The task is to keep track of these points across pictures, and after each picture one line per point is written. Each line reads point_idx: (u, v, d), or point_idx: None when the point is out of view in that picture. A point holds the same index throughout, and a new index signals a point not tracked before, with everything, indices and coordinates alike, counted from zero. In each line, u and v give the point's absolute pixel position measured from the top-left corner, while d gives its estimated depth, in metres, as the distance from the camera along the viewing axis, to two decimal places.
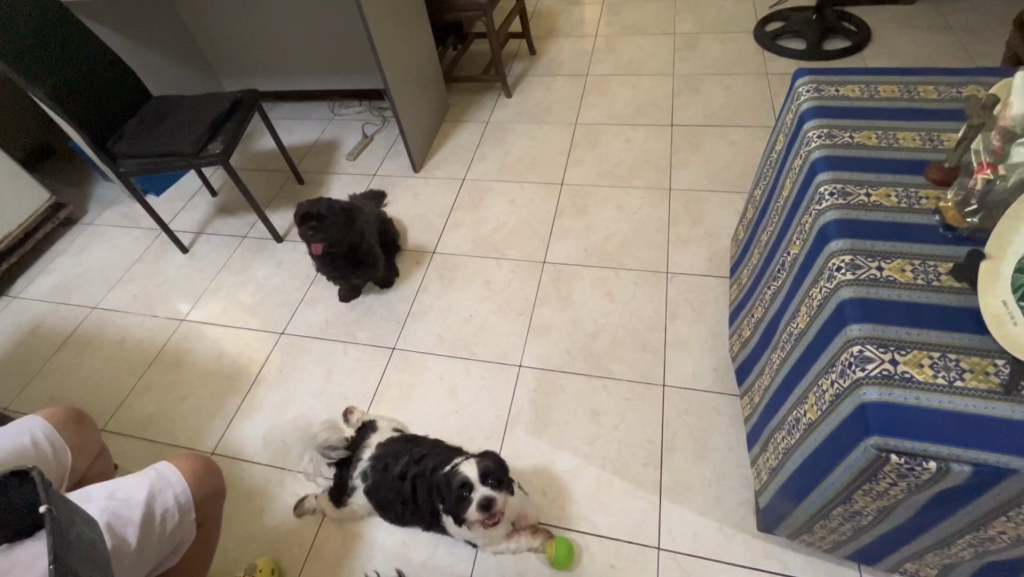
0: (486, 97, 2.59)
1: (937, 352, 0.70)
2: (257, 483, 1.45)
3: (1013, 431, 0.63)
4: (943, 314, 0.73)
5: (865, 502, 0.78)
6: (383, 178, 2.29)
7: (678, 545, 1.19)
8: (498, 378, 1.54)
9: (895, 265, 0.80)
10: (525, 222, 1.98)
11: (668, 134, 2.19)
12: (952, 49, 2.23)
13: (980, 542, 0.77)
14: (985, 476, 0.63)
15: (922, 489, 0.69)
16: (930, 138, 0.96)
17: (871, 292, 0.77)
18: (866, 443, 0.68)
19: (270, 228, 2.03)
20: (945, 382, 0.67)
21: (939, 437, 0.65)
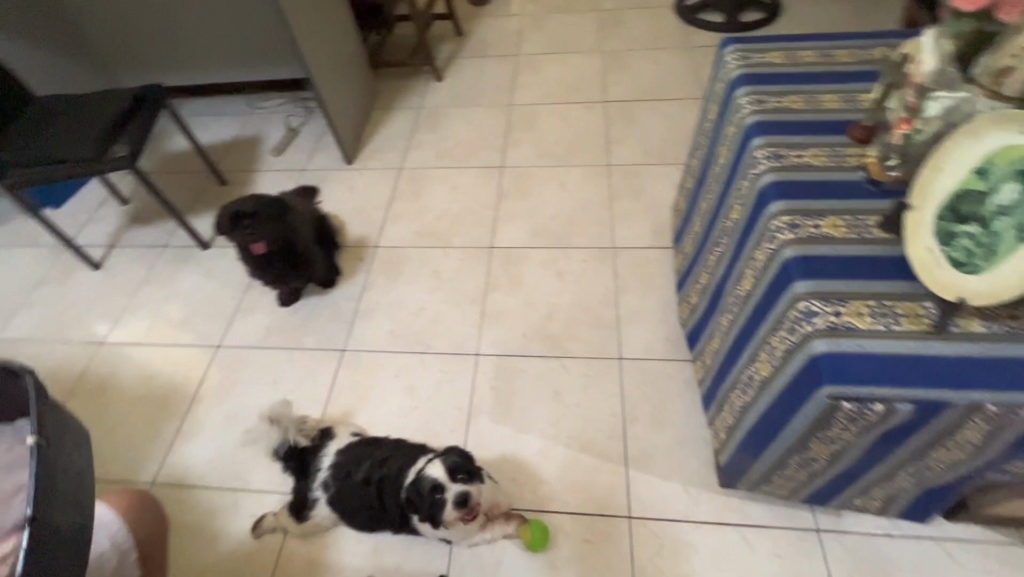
0: (416, 82, 2.50)
1: (874, 301, 0.74)
2: (207, 508, 1.35)
3: (945, 366, 0.67)
4: (877, 264, 0.77)
5: (819, 449, 0.82)
6: (314, 173, 2.17)
7: (648, 511, 1.22)
8: (457, 369, 1.51)
9: (830, 223, 0.83)
10: (468, 209, 1.94)
11: (603, 110, 2.20)
12: (855, 16, 2.37)
13: (919, 471, 0.84)
14: (924, 411, 0.68)
15: (870, 431, 0.73)
16: (849, 100, 1.01)
17: (811, 250, 0.81)
18: (820, 393, 0.71)
19: (193, 235, 1.88)
20: (883, 328, 0.72)
21: (882, 379, 0.68)
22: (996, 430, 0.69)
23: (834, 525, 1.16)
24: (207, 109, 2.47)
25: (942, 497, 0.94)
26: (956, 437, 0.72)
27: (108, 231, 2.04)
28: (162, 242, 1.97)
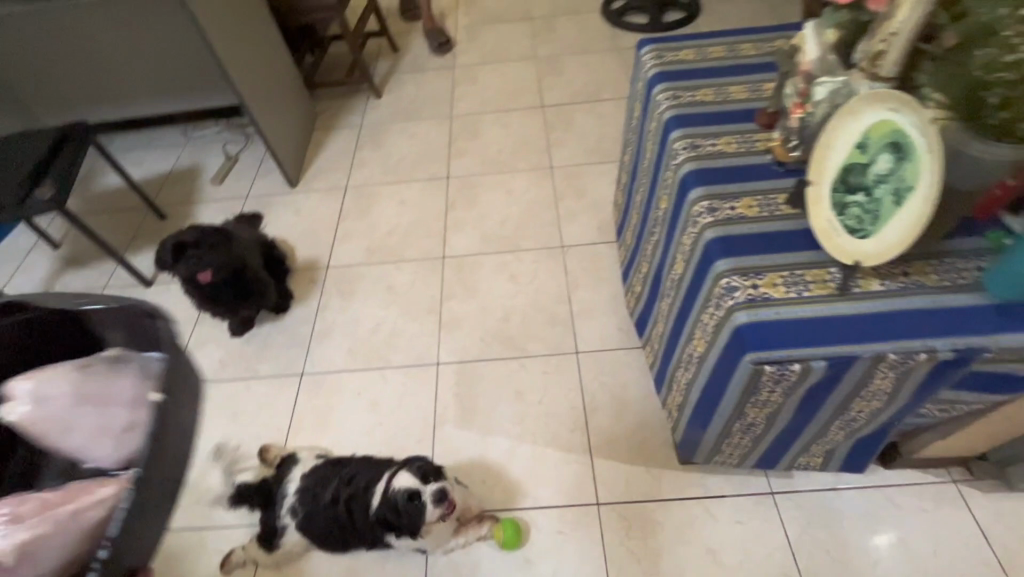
0: (355, 100, 2.50)
1: (785, 271, 0.80)
2: (171, 552, 1.31)
3: (850, 324, 0.74)
4: (786, 238, 0.84)
5: (755, 414, 0.88)
6: (257, 199, 2.14)
7: (617, 495, 1.26)
8: (419, 380, 1.52)
9: (744, 204, 0.90)
10: (418, 221, 1.95)
11: (541, 115, 2.26)
12: (766, 11, 2.53)
13: (846, 424, 0.91)
14: (838, 366, 0.75)
15: (794, 390, 0.80)
16: (755, 89, 1.09)
17: (728, 230, 0.87)
18: (745, 360, 0.77)
19: (134, 273, 1.82)
20: (795, 295, 0.78)
21: (798, 341, 0.75)
22: (901, 377, 0.77)
23: (786, 487, 1.23)
24: (139, 143, 2.39)
25: (873, 445, 1.02)
26: (869, 387, 0.79)
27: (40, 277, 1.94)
28: (101, 283, 1.90)
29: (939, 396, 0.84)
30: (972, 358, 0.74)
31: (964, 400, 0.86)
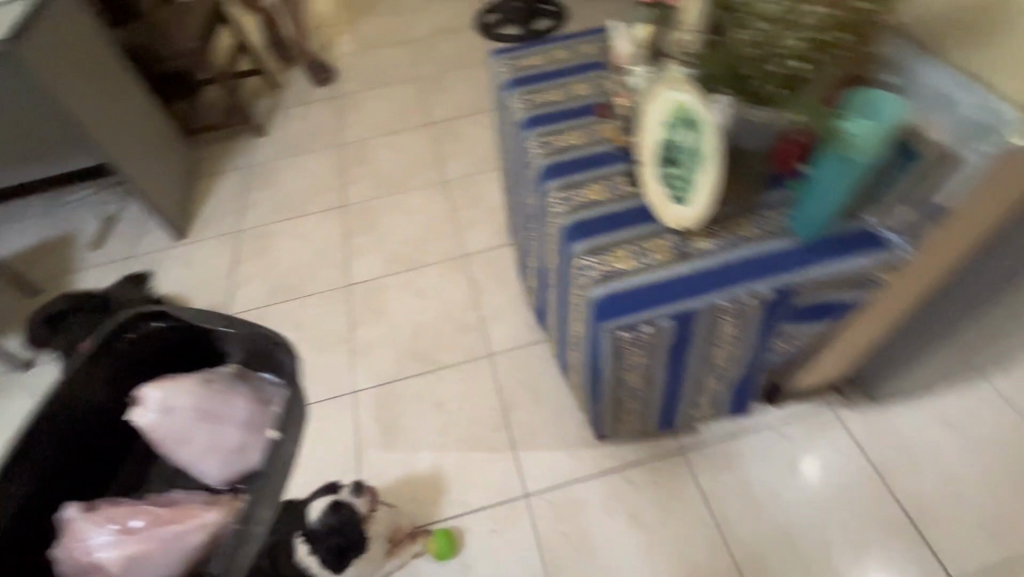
0: (239, 142, 2.43)
1: (630, 245, 0.89)
2: None
3: (686, 283, 0.83)
4: (630, 215, 0.92)
5: (633, 378, 0.96)
6: (143, 257, 2.03)
7: (544, 483, 1.31)
8: (337, 411, 1.50)
9: (593, 189, 0.98)
10: (318, 254, 1.93)
11: (430, 133, 2.31)
12: (626, 12, 2.72)
13: (716, 372, 1.01)
14: (683, 322, 0.83)
15: (655, 350, 0.87)
16: (596, 85, 1.18)
17: (581, 216, 0.94)
18: (604, 331, 0.84)
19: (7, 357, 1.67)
20: (641, 264, 0.86)
21: (645, 305, 0.82)
22: (741, 320, 0.86)
23: (692, 442, 1.33)
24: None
25: (749, 388, 1.13)
26: (718, 335, 0.88)
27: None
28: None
29: (782, 331, 0.95)
30: (791, 293, 0.84)
31: (805, 331, 0.97)
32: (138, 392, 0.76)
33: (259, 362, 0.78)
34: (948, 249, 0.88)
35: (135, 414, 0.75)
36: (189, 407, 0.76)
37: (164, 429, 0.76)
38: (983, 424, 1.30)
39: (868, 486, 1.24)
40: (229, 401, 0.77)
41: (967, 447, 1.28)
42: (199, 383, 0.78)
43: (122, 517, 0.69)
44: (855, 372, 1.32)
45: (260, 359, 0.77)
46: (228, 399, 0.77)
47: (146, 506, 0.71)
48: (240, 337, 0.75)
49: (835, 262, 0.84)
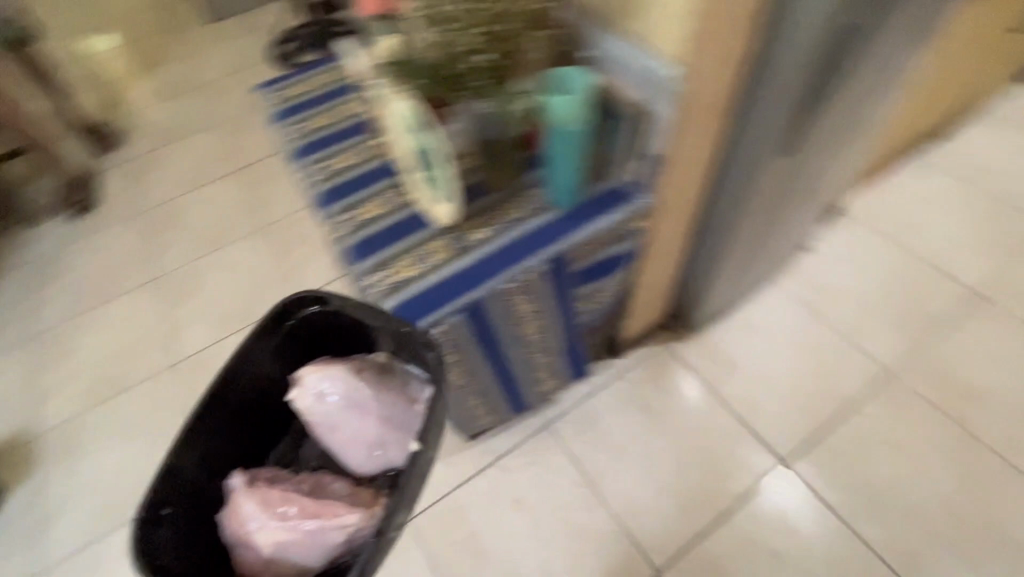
0: (11, 231, 2.07)
1: (411, 252, 0.90)
2: None
3: (467, 276, 0.86)
4: (406, 223, 0.94)
5: (456, 376, 0.98)
6: None
7: (423, 501, 1.29)
8: None
9: (368, 207, 0.98)
10: (137, 338, 1.72)
11: (244, 175, 2.13)
12: None
13: (536, 347, 1.06)
14: (473, 313, 0.86)
15: (460, 345, 0.90)
16: (364, 101, 1.18)
17: (359, 235, 0.94)
18: (400, 341, 0.85)
19: None
20: (424, 268, 0.88)
21: (432, 307, 0.84)
22: (531, 295, 0.92)
23: (555, 414, 1.40)
24: None
25: (580, 349, 1.21)
26: (517, 315, 0.93)
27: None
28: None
29: (578, 294, 1.02)
30: (564, 260, 0.91)
31: (599, 288, 1.05)
32: (299, 374, 0.86)
33: (414, 359, 0.87)
34: (683, 187, 1.00)
35: (295, 397, 0.84)
36: (341, 392, 0.86)
37: (320, 413, 0.86)
38: (780, 321, 1.53)
39: (706, 404, 1.40)
40: (375, 398, 0.87)
41: (772, 345, 1.49)
42: (354, 372, 0.87)
43: (278, 499, 0.79)
44: (673, 308, 1.47)
45: (407, 345, 0.86)
46: (375, 392, 0.88)
47: (295, 493, 0.81)
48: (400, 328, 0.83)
49: (594, 223, 0.92)
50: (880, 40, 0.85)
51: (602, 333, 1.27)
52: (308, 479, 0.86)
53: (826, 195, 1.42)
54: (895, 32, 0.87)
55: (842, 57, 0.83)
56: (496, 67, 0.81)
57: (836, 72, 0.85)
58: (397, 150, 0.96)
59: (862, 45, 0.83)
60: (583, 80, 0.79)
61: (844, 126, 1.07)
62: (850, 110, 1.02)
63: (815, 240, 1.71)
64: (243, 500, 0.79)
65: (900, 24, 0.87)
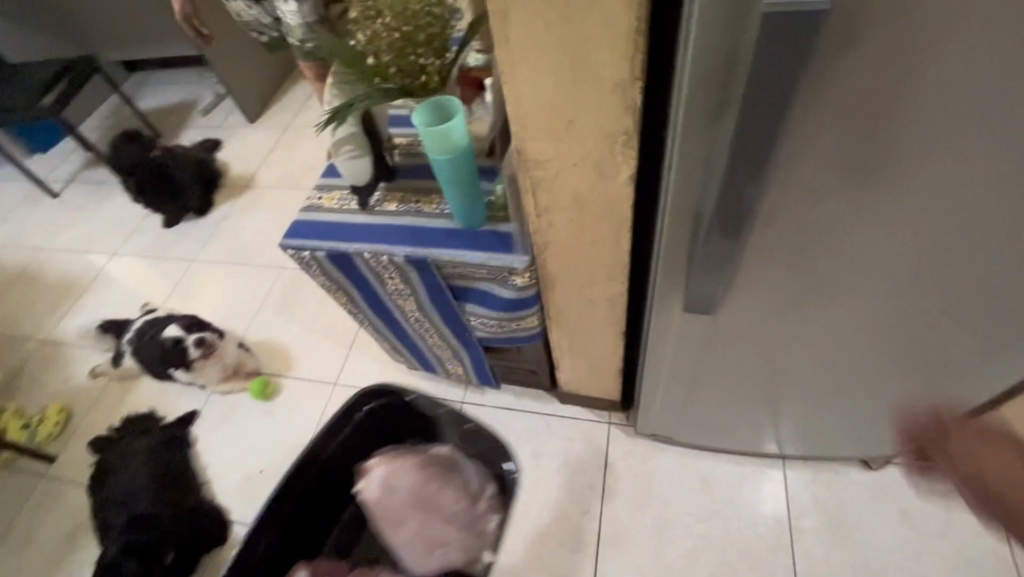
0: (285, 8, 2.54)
1: (397, 202, 0.95)
2: (41, 351, 1.73)
3: (417, 234, 0.91)
4: (367, 225, 0.93)
5: (387, 312, 1.06)
6: (180, 105, 2.36)
7: (312, 374, 1.51)
8: (249, 260, 1.79)
9: (330, 197, 0.99)
10: (294, 137, 2.10)
11: None
12: None
13: (428, 331, 1.09)
14: (408, 265, 0.90)
15: (387, 284, 0.98)
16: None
17: (314, 215, 0.97)
18: (354, 254, 0.91)
19: (38, 181, 2.15)
20: (384, 211, 0.95)
21: (380, 239, 0.91)
22: (408, 280, 0.94)
23: (476, 400, 1.37)
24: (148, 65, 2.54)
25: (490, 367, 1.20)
26: (416, 288, 0.96)
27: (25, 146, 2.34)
28: (48, 171, 2.29)
29: (465, 307, 0.99)
30: (433, 265, 0.89)
31: (513, 316, 0.96)
32: (365, 463, 0.85)
33: (488, 458, 0.84)
34: (568, 284, 0.85)
35: (362, 489, 0.82)
36: (414, 490, 0.81)
37: (387, 507, 0.82)
38: (753, 505, 1.16)
39: (595, 496, 1.21)
40: (444, 489, 0.81)
41: (717, 518, 1.15)
42: (422, 465, 0.83)
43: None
44: (624, 390, 1.25)
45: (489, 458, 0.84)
46: (442, 489, 0.81)
47: None
48: (477, 435, 0.85)
49: (478, 253, 0.86)
50: (796, 253, 0.61)
51: (520, 361, 1.19)
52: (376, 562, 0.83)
53: (873, 423, 0.99)
54: (886, 255, 0.60)
55: (726, 240, 0.59)
56: (388, 84, 0.78)
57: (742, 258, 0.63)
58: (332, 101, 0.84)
59: (759, 243, 0.60)
60: (459, 105, 0.79)
61: (821, 345, 0.78)
62: (824, 325, 0.73)
63: (889, 465, 1.17)
64: None
65: (890, 253, 0.59)
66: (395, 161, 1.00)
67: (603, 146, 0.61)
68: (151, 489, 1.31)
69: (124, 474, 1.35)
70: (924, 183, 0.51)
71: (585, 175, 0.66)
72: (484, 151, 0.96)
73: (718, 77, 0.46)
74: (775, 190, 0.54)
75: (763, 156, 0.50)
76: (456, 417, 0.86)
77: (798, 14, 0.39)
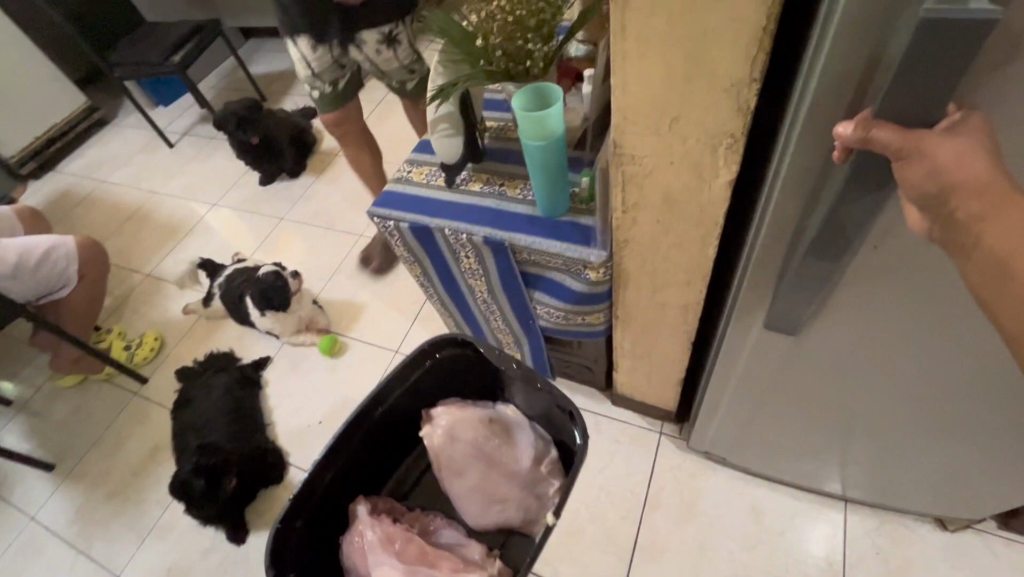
0: None
1: (483, 183, 0.98)
2: (145, 284, 1.92)
3: (498, 216, 0.93)
4: (451, 203, 0.96)
5: (458, 287, 1.08)
6: (289, 73, 2.51)
7: (376, 339, 1.58)
8: (331, 224, 1.89)
9: (419, 171, 1.03)
10: (386, 112, 2.19)
11: None
12: None
13: (491, 311, 1.11)
14: (484, 246, 0.92)
15: (460, 260, 1.00)
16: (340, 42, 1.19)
17: (402, 187, 1.01)
18: (435, 228, 0.95)
19: (160, 132, 2.37)
20: (470, 191, 0.97)
21: (462, 218, 0.94)
22: (481, 259, 0.97)
23: None
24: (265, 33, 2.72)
25: (546, 358, 1.21)
26: (488, 269, 0.98)
27: (150, 98, 2.58)
28: (167, 123, 2.52)
29: (533, 295, 1.01)
30: (509, 249, 0.91)
31: (580, 310, 0.96)
32: (432, 413, 0.88)
33: (550, 424, 0.87)
34: (640, 284, 0.84)
35: (427, 433, 0.85)
36: (486, 446, 0.86)
37: (450, 459, 0.85)
38: (801, 541, 1.10)
39: (634, 502, 1.19)
40: (510, 447, 0.87)
41: (761, 548, 1.10)
42: (495, 423, 0.88)
43: (400, 544, 0.78)
44: (681, 402, 1.22)
45: (550, 422, 0.88)
46: (509, 448, 0.87)
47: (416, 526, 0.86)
48: (541, 397, 0.84)
49: (555, 242, 0.87)
50: (906, 283, 0.57)
51: (578, 356, 1.19)
52: (424, 522, 0.88)
53: (954, 479, 0.91)
54: None
55: (826, 260, 0.56)
56: (493, 66, 0.80)
57: (835, 280, 0.59)
58: (437, 81, 0.87)
59: (864, 267, 0.56)
60: (559, 91, 0.78)
61: (913, 386, 0.72)
62: (919, 360, 0.67)
63: (967, 529, 1.07)
64: (365, 528, 0.80)
65: None
66: (484, 142, 1.01)
67: (705, 147, 0.60)
68: (224, 419, 1.40)
69: (203, 403, 1.46)
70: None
71: (682, 175, 0.64)
72: (573, 142, 0.95)
73: (851, 85, 0.44)
74: (892, 212, 0.50)
75: (887, 175, 0.46)
76: (526, 376, 0.82)
77: (960, 23, 0.35)
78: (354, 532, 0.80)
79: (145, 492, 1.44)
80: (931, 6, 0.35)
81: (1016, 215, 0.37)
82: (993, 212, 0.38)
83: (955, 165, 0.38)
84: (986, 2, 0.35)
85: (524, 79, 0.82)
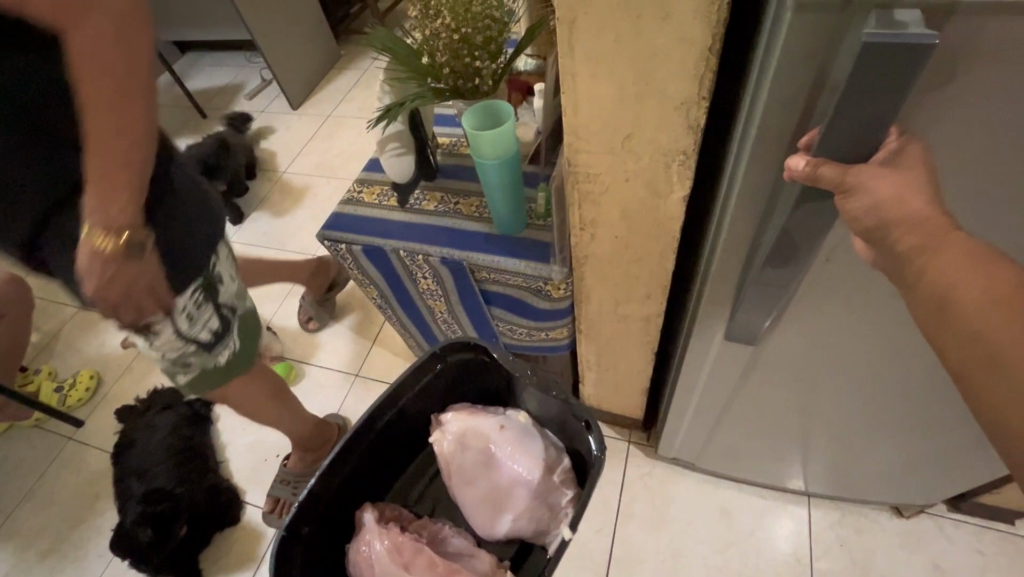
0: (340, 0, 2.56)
1: (439, 202, 0.95)
2: (77, 318, 1.78)
3: (460, 234, 0.90)
4: (407, 223, 0.93)
5: (417, 307, 1.05)
6: (231, 88, 2.40)
7: (335, 363, 1.52)
8: (282, 244, 1.81)
9: (370, 191, 0.99)
10: (336, 128, 2.12)
11: None
12: None
13: (451, 331, 1.08)
14: (445, 267, 0.90)
15: (416, 279, 0.97)
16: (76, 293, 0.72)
17: (353, 209, 0.97)
18: (391, 249, 0.91)
19: None
20: (428, 210, 0.94)
21: (420, 238, 0.91)
22: (438, 278, 0.94)
23: None
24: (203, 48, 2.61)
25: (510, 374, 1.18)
26: (448, 288, 0.95)
27: None
28: None
29: (494, 314, 0.98)
30: (467, 269, 0.89)
31: (543, 326, 0.95)
32: (440, 418, 0.84)
33: (563, 429, 0.83)
34: (603, 299, 0.83)
35: (436, 437, 0.82)
36: (495, 451, 0.81)
37: (456, 464, 0.81)
38: (771, 541, 1.12)
39: (609, 514, 1.18)
40: (519, 454, 0.80)
41: (735, 552, 1.11)
42: (501, 427, 0.82)
43: (408, 556, 0.75)
44: (648, 410, 1.23)
45: (562, 428, 0.83)
46: (517, 454, 0.80)
47: (427, 535, 0.81)
48: (556, 402, 0.81)
49: (515, 260, 0.85)
50: (857, 292, 0.58)
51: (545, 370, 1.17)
52: (436, 528, 0.82)
53: (910, 470, 0.94)
54: None
55: (780, 273, 0.56)
56: (442, 85, 0.78)
57: (793, 293, 0.60)
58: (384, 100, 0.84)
59: (817, 278, 0.57)
60: (511, 108, 0.76)
61: (869, 388, 0.74)
62: (876, 363, 0.68)
63: (921, 514, 1.11)
64: (374, 539, 0.76)
65: None
66: (437, 159, 0.99)
67: (659, 165, 0.60)
68: (171, 462, 1.31)
69: (147, 445, 1.36)
70: (1009, 232, 0.48)
71: (638, 192, 0.64)
72: (528, 157, 0.94)
73: (798, 106, 0.44)
74: (843, 225, 0.51)
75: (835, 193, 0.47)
76: (540, 380, 0.80)
77: (900, 49, 0.36)
78: (362, 542, 0.77)
79: (84, 548, 1.32)
80: (873, 32, 0.36)
81: (957, 243, 0.39)
82: (933, 239, 0.39)
83: (897, 198, 0.39)
84: (925, 27, 0.36)
85: (473, 96, 0.80)
